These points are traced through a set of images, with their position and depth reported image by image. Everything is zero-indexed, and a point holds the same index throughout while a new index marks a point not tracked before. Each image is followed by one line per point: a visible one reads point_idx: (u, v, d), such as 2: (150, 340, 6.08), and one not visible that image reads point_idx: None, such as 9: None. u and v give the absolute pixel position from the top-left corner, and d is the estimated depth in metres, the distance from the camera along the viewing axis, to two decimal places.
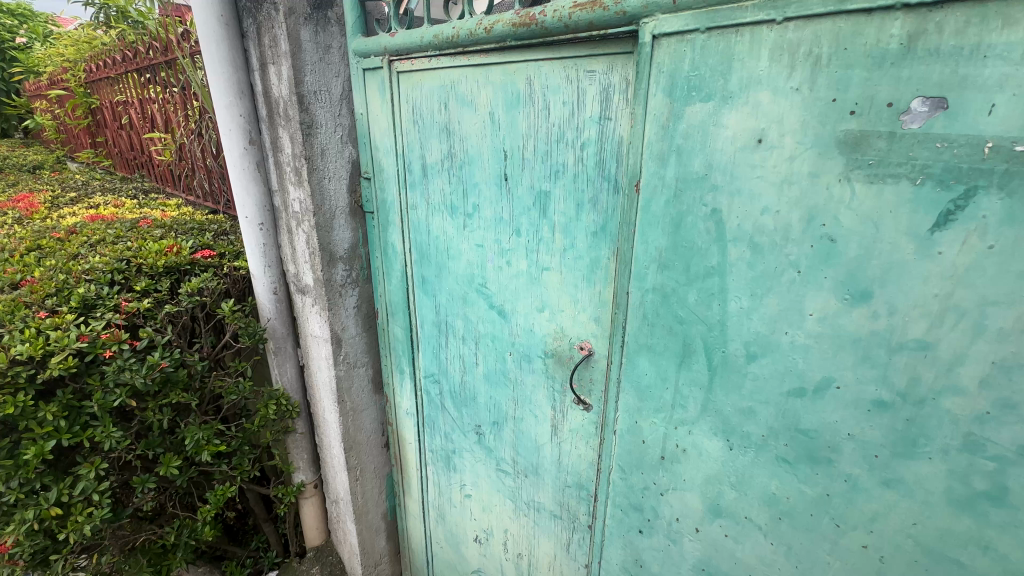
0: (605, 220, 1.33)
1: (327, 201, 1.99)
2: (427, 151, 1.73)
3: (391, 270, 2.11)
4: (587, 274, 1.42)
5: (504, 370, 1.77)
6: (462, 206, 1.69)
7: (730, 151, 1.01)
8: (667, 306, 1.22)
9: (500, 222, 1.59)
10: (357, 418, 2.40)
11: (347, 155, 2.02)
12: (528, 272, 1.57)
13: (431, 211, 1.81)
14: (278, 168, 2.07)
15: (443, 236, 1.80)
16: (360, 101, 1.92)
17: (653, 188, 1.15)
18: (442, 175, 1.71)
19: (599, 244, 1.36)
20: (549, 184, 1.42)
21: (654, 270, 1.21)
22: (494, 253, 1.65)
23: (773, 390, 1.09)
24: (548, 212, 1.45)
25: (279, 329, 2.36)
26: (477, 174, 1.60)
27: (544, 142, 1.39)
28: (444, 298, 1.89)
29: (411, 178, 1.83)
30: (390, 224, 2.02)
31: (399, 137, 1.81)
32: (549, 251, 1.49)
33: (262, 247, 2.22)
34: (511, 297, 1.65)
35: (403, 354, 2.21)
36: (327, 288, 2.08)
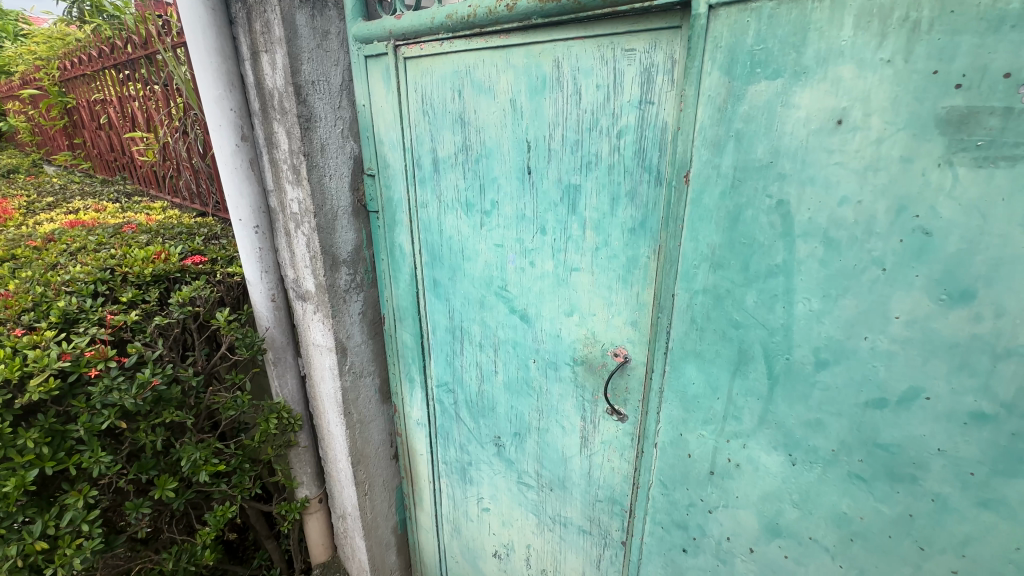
0: (645, 216, 1.21)
1: (328, 200, 1.84)
2: (438, 144, 1.59)
3: (399, 273, 1.97)
4: (623, 275, 1.31)
5: (527, 379, 1.65)
6: (479, 203, 1.56)
7: (802, 134, 0.90)
8: (720, 310, 1.10)
9: (522, 220, 1.47)
10: (365, 430, 2.26)
11: (348, 150, 1.87)
12: (554, 273, 1.45)
13: (444, 209, 1.67)
14: (273, 166, 1.92)
15: (457, 236, 1.67)
16: (362, 91, 1.77)
17: (705, 179, 1.03)
18: (456, 170, 1.58)
19: (637, 242, 1.25)
20: (579, 177, 1.30)
21: (705, 270, 1.09)
22: (515, 253, 1.52)
23: (846, 401, 0.98)
24: (579, 208, 1.33)
25: (278, 339, 2.22)
26: (496, 168, 1.47)
27: (574, 132, 1.26)
28: (458, 302, 1.76)
29: (421, 175, 1.69)
30: (397, 224, 1.88)
31: (408, 129, 1.67)
32: (579, 250, 1.37)
33: (258, 252, 2.06)
34: (535, 300, 1.53)
35: (413, 361, 2.08)
36: (330, 294, 1.94)
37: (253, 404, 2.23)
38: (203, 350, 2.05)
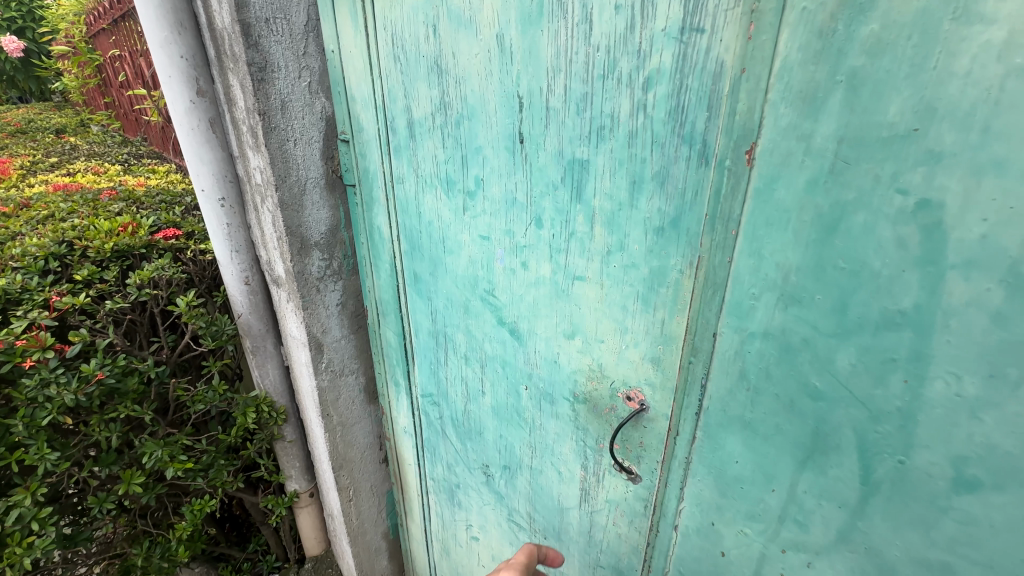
0: (679, 211, 0.81)
1: (293, 170, 1.50)
2: (411, 101, 1.21)
3: (379, 260, 1.63)
4: (643, 293, 0.91)
5: (518, 408, 1.30)
6: (461, 180, 1.18)
7: (992, 76, 0.47)
8: (789, 369, 0.70)
9: (513, 206, 1.08)
10: (347, 433, 2.00)
11: (318, 109, 1.51)
12: (552, 280, 1.07)
13: (422, 186, 1.30)
14: (235, 127, 1.60)
15: (437, 222, 1.30)
16: (329, 32, 1.40)
17: (785, 159, 0.62)
18: (433, 135, 1.20)
19: (666, 249, 0.85)
20: (587, 149, 0.89)
21: (770, 305, 0.69)
22: (504, 249, 1.15)
23: (1006, 551, 0.58)
24: (586, 195, 0.93)
25: (255, 327, 1.93)
26: (480, 135, 1.08)
27: (580, 82, 0.85)
28: (441, 303, 1.41)
29: (395, 142, 1.32)
30: (374, 202, 1.53)
31: (377, 80, 1.29)
32: (585, 254, 0.98)
33: (226, 228, 1.77)
34: (528, 313, 1.16)
35: (397, 364, 1.78)
36: (300, 283, 1.63)
37: (228, 396, 2.02)
38: (167, 337, 1.86)
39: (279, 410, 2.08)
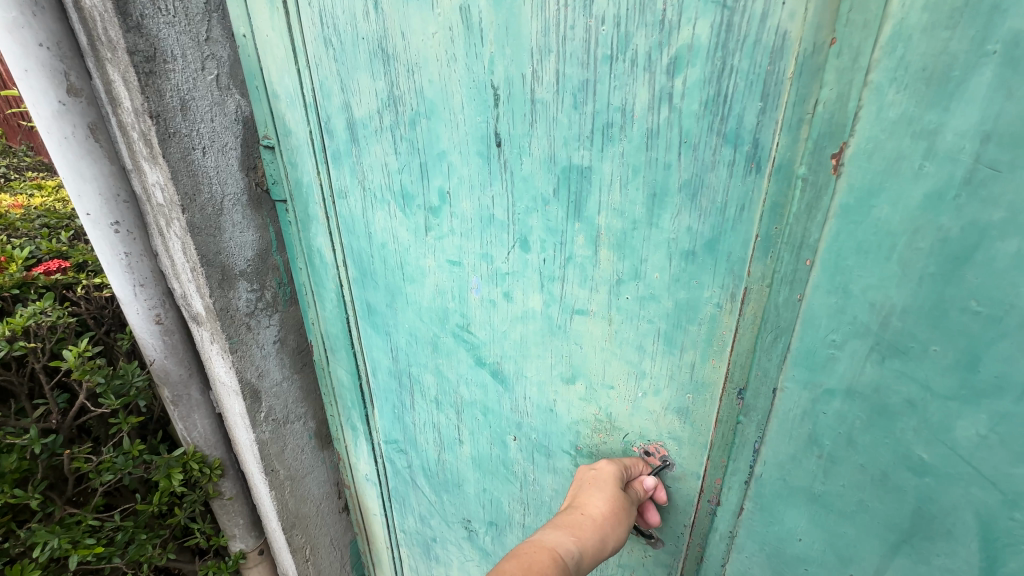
0: (717, 231, 0.63)
1: (203, 184, 1.15)
2: (351, 97, 0.97)
3: (321, 289, 1.35)
4: (666, 331, 0.73)
5: (506, 460, 1.10)
6: (421, 194, 0.95)
7: None
8: (883, 436, 0.55)
9: (490, 223, 0.87)
10: (298, 487, 1.68)
11: (232, 109, 1.16)
12: (545, 313, 0.87)
13: (370, 201, 1.06)
14: (122, 131, 1.22)
15: (392, 244, 1.06)
16: (235, 12, 1.07)
17: (892, 165, 0.47)
18: (382, 139, 0.96)
19: (698, 278, 0.67)
20: (588, 153, 0.70)
21: (859, 357, 0.54)
22: (481, 277, 0.93)
23: None
24: (587, 211, 0.74)
25: (173, 374, 1.52)
26: (443, 137, 0.86)
27: (578, 67, 0.66)
28: (402, 338, 1.18)
29: (333, 147, 1.07)
30: (309, 219, 1.24)
31: (302, 71, 1.02)
32: (588, 283, 0.79)
33: (123, 259, 1.36)
34: (514, 353, 0.95)
35: (353, 406, 1.51)
36: (224, 324, 1.28)
37: (141, 460, 1.65)
38: (57, 399, 1.53)
39: (213, 465, 1.67)
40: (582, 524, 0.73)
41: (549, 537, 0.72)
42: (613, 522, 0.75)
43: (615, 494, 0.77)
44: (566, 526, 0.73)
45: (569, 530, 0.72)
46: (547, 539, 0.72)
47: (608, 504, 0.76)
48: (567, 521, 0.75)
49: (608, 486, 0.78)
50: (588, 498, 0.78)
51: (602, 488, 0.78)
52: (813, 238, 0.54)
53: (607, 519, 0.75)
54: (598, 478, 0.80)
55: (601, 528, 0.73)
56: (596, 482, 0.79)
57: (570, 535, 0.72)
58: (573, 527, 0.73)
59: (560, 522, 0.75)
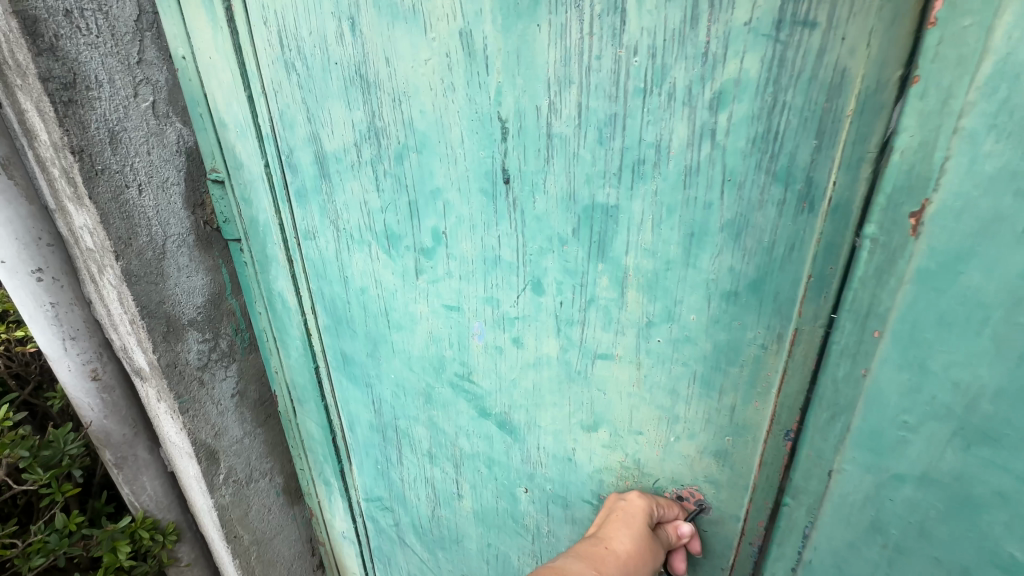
0: (763, 271, 0.60)
1: (140, 226, 0.97)
2: (320, 129, 0.85)
3: (285, 337, 1.18)
4: (703, 374, 0.69)
5: (514, 513, 1.01)
6: (409, 234, 0.85)
7: None
8: (964, 531, 0.53)
9: (496, 265, 0.79)
10: (265, 551, 1.46)
11: (174, 138, 0.98)
12: (561, 359, 0.80)
13: (346, 243, 0.94)
14: (37, 158, 0.97)
15: (374, 289, 0.95)
16: (170, 30, 0.91)
17: (986, 227, 0.44)
18: (361, 175, 0.85)
19: (742, 321, 0.63)
20: (615, 191, 0.64)
21: (935, 442, 0.53)
22: (486, 322, 0.85)
23: None
24: (613, 252, 0.68)
25: (115, 434, 1.26)
26: (438, 173, 0.77)
27: (604, 99, 0.60)
28: (388, 390, 1.06)
29: (296, 184, 0.94)
30: (267, 260, 1.08)
31: (257, 99, 0.89)
32: (612, 326, 0.73)
33: (48, 310, 1.11)
34: (525, 402, 0.87)
35: (326, 461, 1.35)
36: (174, 382, 1.10)
37: (81, 536, 1.38)
38: None
39: (166, 529, 1.38)
40: (604, 558, 0.68)
41: (568, 565, 0.67)
42: (639, 561, 0.69)
43: (642, 528, 0.72)
44: (587, 557, 0.68)
45: (590, 561, 0.68)
46: (566, 566, 0.67)
47: (635, 540, 0.70)
48: (587, 551, 0.70)
49: (636, 517, 0.73)
50: (612, 530, 0.73)
51: (628, 519, 0.73)
52: (883, 306, 0.52)
53: (633, 557, 0.69)
54: (625, 509, 0.75)
55: (624, 564, 0.68)
56: (623, 513, 0.74)
57: (590, 566, 0.67)
58: (594, 559, 0.68)
59: (582, 551, 0.71)
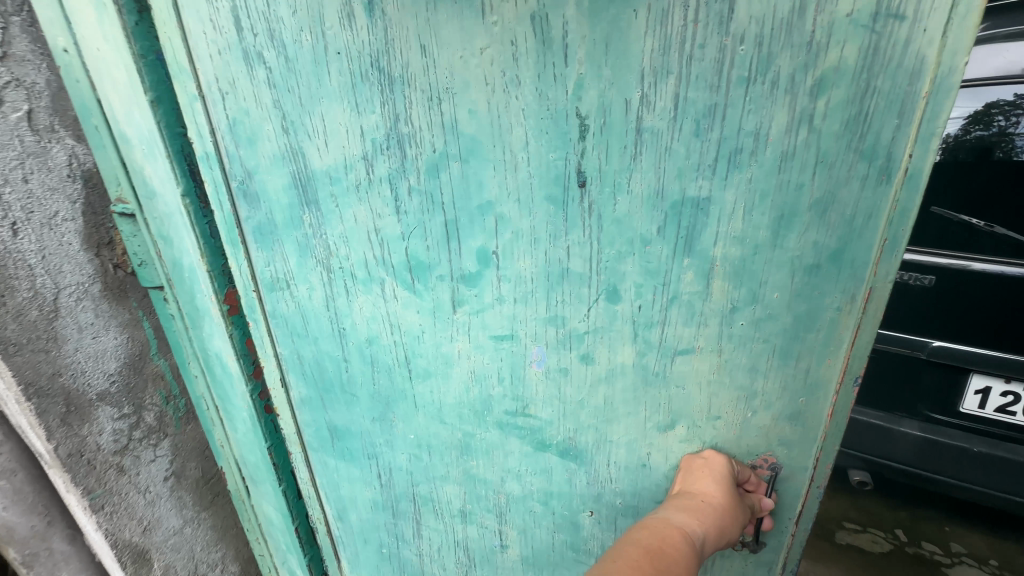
0: (844, 241, 0.66)
1: (24, 279, 0.90)
2: (306, 144, 0.64)
3: (229, 407, 0.94)
4: (782, 346, 0.74)
5: (575, 543, 0.93)
6: (443, 262, 0.71)
7: None
8: None
9: (563, 280, 0.71)
10: None
11: (60, 164, 0.93)
12: (638, 365, 0.76)
13: (341, 285, 0.73)
14: None
15: (388, 335, 0.76)
16: (44, 14, 0.68)
17: None
18: (370, 196, 0.67)
19: (820, 289, 0.69)
20: (709, 183, 0.64)
21: None
22: (549, 344, 0.76)
23: None
24: (701, 244, 0.68)
25: (20, 527, 1.08)
26: (490, 183, 0.65)
27: (706, 90, 0.58)
28: (404, 454, 0.87)
29: (256, 218, 0.70)
30: (198, 314, 0.85)
31: (192, 105, 0.65)
32: (695, 320, 0.73)
33: None
34: (595, 420, 0.81)
35: (290, 552, 1.09)
36: (79, 453, 1.02)
37: None
38: None
39: None
40: (702, 510, 0.72)
41: (672, 518, 0.70)
42: (731, 511, 0.74)
43: (728, 485, 0.76)
44: (688, 510, 0.72)
45: (693, 513, 0.71)
46: (672, 519, 0.70)
47: (727, 497, 0.74)
48: (685, 505, 0.73)
49: (723, 472, 0.77)
50: (701, 484, 0.76)
51: (716, 474, 0.77)
52: None
53: (727, 507, 0.74)
54: (712, 467, 0.78)
55: (722, 517, 0.72)
56: (708, 469, 0.78)
57: (692, 517, 0.71)
58: (694, 511, 0.72)
59: (678, 504, 0.74)
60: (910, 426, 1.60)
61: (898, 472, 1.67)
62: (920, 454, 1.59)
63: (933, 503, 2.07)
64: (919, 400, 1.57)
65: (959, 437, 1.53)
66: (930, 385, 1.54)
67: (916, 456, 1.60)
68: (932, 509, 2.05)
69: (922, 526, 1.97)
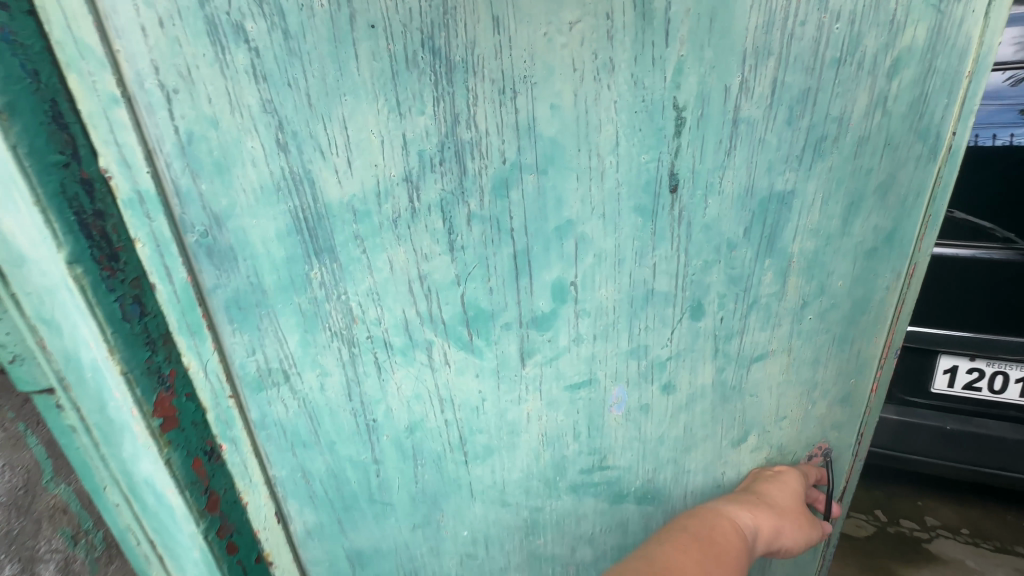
0: (897, 222, 0.66)
1: None
2: (316, 167, 0.43)
3: (172, 546, 0.63)
4: (840, 333, 0.73)
5: None
6: (510, 307, 0.54)
7: None
8: None
9: (647, 304, 0.60)
10: None
11: None
12: (716, 382, 0.69)
13: (370, 360, 0.52)
14: None
15: (436, 413, 0.57)
16: None
17: None
18: (413, 232, 0.48)
19: (875, 271, 0.69)
20: (795, 174, 0.58)
21: None
22: (631, 381, 0.64)
23: None
24: (782, 242, 0.63)
25: None
26: (573, 198, 0.51)
27: (802, 72, 0.53)
28: (454, 556, 0.67)
29: (228, 287, 0.46)
30: (113, 428, 0.55)
31: (109, 114, 0.40)
32: (771, 323, 0.68)
33: None
34: (675, 452, 0.72)
35: None
36: None
37: None
38: None
39: None
40: (760, 506, 0.71)
41: (726, 509, 0.70)
42: (791, 516, 0.72)
43: (796, 502, 0.73)
44: (746, 505, 0.71)
45: (750, 507, 0.70)
46: (726, 511, 0.70)
47: (790, 504, 0.72)
48: (742, 500, 0.72)
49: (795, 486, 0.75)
50: (774, 496, 0.73)
51: (790, 488, 0.74)
52: None
53: (790, 512, 0.72)
54: (783, 479, 0.75)
55: (780, 520, 0.70)
56: (782, 483, 0.74)
57: (749, 511, 0.70)
58: (752, 505, 0.71)
59: (738, 498, 0.73)
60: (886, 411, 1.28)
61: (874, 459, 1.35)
62: (897, 438, 1.29)
63: (901, 477, 1.64)
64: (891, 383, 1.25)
65: (933, 417, 1.23)
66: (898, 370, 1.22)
67: (894, 442, 1.29)
68: (902, 484, 1.61)
69: (896, 501, 1.55)
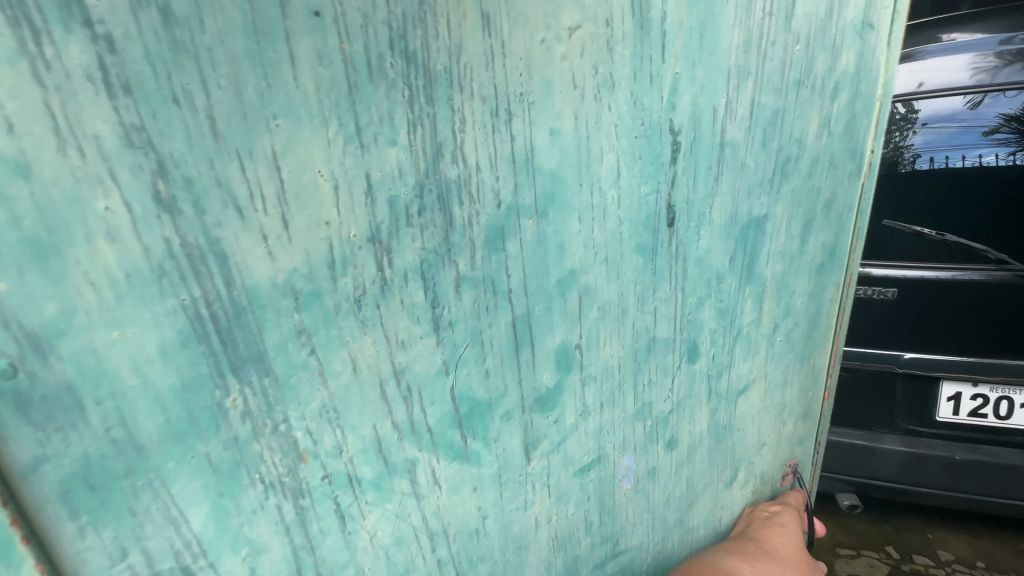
0: (838, 237, 0.69)
1: None
2: (228, 232, 0.27)
3: None
4: (801, 351, 0.73)
5: None
6: (510, 390, 0.41)
7: None
8: None
9: (650, 354, 0.52)
10: None
11: None
12: (711, 426, 0.63)
13: (330, 507, 0.35)
14: None
15: (427, 553, 0.41)
16: None
17: None
18: (382, 314, 0.33)
19: (824, 286, 0.71)
20: (768, 198, 0.56)
21: None
22: (638, 447, 0.54)
23: None
24: (758, 268, 0.60)
25: None
26: (576, 244, 0.41)
27: (773, 94, 0.51)
28: None
29: (65, 452, 0.26)
30: None
31: None
32: (751, 352, 0.65)
33: None
34: (680, 512, 0.64)
35: None
36: None
37: None
38: None
39: None
40: (758, 556, 0.65)
41: (724, 560, 0.63)
42: (787, 567, 0.67)
43: (793, 549, 0.69)
44: (743, 555, 0.65)
45: (750, 559, 0.64)
46: (722, 563, 0.63)
47: (787, 552, 0.68)
48: (739, 548, 0.66)
49: (791, 533, 0.70)
50: (774, 545, 0.68)
51: (786, 535, 0.69)
52: None
53: (785, 562, 0.67)
54: (781, 522, 0.71)
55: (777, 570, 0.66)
56: (779, 528, 0.70)
57: (748, 562, 0.64)
58: (751, 556, 0.65)
59: (736, 547, 0.66)
60: (889, 444, 1.13)
61: (878, 491, 1.20)
62: (906, 472, 1.14)
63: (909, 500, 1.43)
64: (893, 412, 1.11)
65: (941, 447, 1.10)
66: (900, 398, 1.10)
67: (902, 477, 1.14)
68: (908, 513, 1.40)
69: (904, 534, 1.35)
